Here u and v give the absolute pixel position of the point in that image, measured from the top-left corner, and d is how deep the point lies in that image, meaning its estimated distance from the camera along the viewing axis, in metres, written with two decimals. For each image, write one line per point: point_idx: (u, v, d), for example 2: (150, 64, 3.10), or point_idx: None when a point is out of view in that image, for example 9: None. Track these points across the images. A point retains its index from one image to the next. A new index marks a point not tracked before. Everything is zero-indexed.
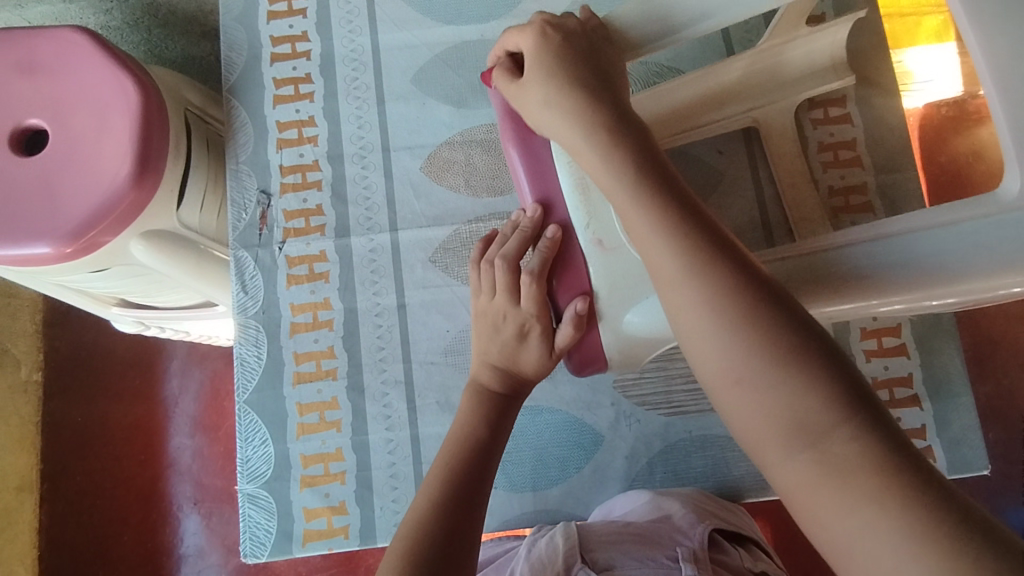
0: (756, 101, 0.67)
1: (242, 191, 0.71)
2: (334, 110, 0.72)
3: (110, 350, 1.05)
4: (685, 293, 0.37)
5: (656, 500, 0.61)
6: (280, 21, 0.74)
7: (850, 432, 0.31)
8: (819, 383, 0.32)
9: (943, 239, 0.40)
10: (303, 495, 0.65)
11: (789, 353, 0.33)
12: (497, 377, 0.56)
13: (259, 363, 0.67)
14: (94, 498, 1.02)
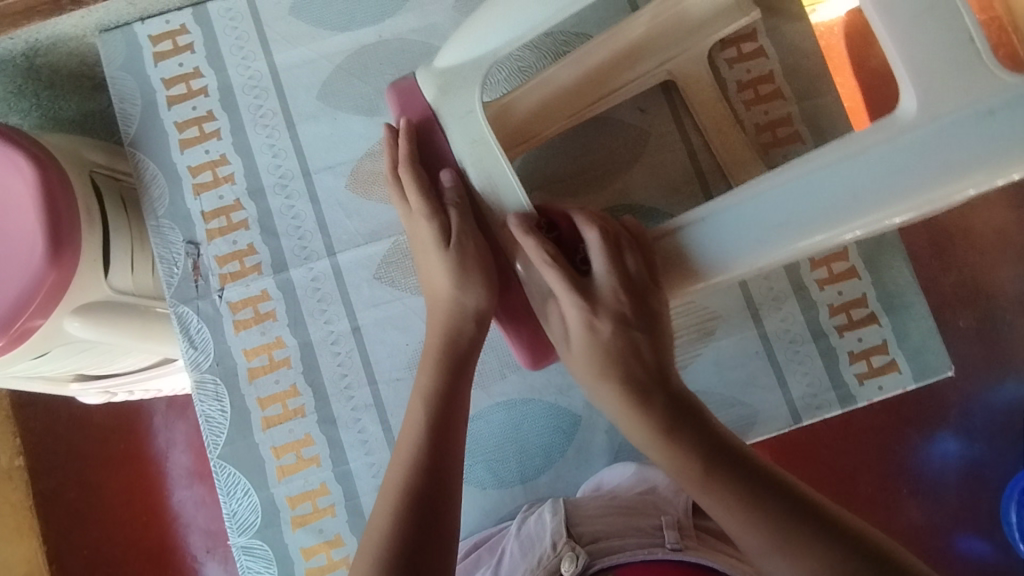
0: (667, 53, 0.66)
1: (167, 245, 0.68)
2: (244, 143, 0.70)
3: (86, 420, 1.03)
4: (631, 422, 0.51)
5: (641, 471, 0.63)
6: (168, 61, 0.71)
7: (725, 493, 0.46)
8: (713, 464, 0.47)
9: (849, 178, 0.46)
10: (297, 535, 0.65)
11: (699, 461, 0.47)
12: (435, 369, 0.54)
13: (225, 415, 0.66)
14: (107, 567, 1.01)
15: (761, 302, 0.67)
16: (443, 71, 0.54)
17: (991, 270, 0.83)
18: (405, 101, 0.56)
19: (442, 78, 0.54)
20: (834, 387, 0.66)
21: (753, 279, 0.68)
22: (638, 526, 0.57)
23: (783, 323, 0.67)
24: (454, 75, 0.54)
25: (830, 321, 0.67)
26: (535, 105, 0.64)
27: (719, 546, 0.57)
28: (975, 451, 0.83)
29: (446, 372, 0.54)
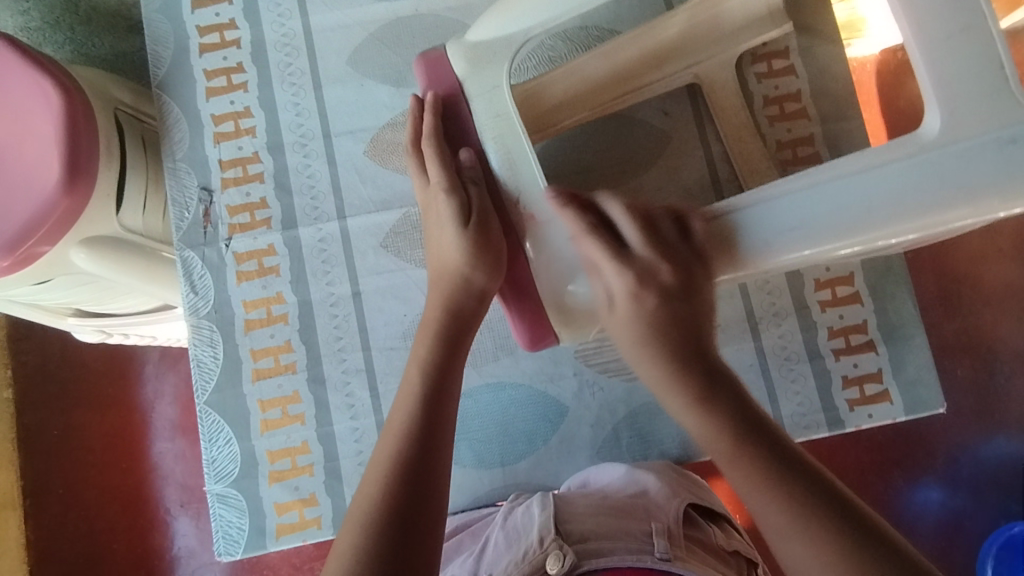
0: (697, 57, 0.66)
1: (182, 190, 0.69)
2: (270, 99, 0.70)
3: (79, 360, 1.03)
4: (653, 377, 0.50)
5: (633, 472, 0.62)
6: (205, 9, 0.72)
7: (757, 460, 0.45)
8: (740, 432, 0.46)
9: (864, 189, 0.46)
10: (273, 490, 0.65)
11: (733, 425, 0.47)
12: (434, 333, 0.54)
13: (216, 363, 0.67)
14: (80, 508, 1.01)
15: (761, 316, 0.67)
16: (474, 44, 0.54)
17: (994, 319, 0.83)
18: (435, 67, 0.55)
19: (471, 50, 0.54)
20: (823, 409, 0.66)
21: (755, 293, 0.68)
22: (627, 528, 0.55)
23: (781, 340, 0.67)
24: (484, 49, 0.54)
25: (827, 343, 0.67)
26: (559, 93, 0.65)
27: (708, 558, 0.55)
28: (958, 501, 0.82)
29: (442, 337, 0.53)
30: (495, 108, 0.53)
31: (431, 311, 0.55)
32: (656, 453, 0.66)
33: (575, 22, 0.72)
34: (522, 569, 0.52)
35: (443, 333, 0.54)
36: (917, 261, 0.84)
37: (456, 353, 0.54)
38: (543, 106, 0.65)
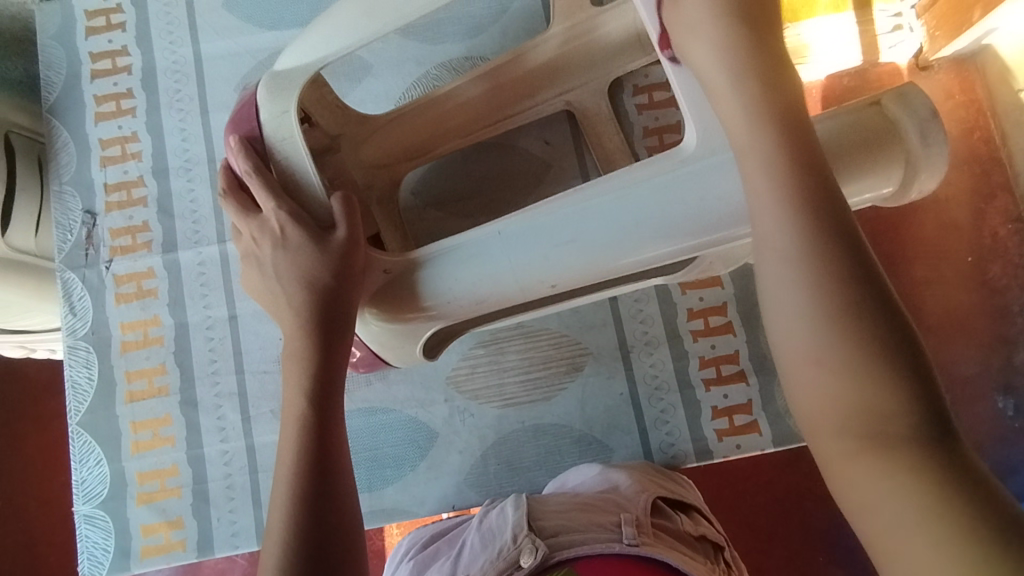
0: (568, 82, 0.67)
1: (66, 212, 0.70)
2: (157, 124, 0.72)
3: (20, 374, 1.04)
4: (792, 272, 0.36)
5: (606, 472, 0.62)
6: (98, 36, 0.73)
7: (875, 367, 0.33)
8: (848, 326, 0.34)
9: (631, 209, 0.48)
10: (139, 512, 0.65)
11: (841, 303, 0.35)
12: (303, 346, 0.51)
13: (91, 383, 0.67)
14: (13, 523, 1.01)
15: (633, 345, 0.68)
16: (276, 75, 0.53)
17: None
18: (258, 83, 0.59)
19: (273, 82, 0.53)
20: (691, 440, 0.66)
21: (629, 321, 0.68)
22: (599, 521, 0.55)
23: (651, 369, 0.67)
24: (285, 79, 0.53)
25: (698, 373, 0.67)
26: (427, 121, 0.66)
27: (677, 544, 0.55)
28: None
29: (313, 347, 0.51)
30: (281, 137, 0.53)
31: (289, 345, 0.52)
32: (524, 481, 0.66)
33: (461, 52, 0.73)
34: (498, 566, 0.52)
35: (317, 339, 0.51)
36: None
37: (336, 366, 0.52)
38: (410, 134, 0.66)
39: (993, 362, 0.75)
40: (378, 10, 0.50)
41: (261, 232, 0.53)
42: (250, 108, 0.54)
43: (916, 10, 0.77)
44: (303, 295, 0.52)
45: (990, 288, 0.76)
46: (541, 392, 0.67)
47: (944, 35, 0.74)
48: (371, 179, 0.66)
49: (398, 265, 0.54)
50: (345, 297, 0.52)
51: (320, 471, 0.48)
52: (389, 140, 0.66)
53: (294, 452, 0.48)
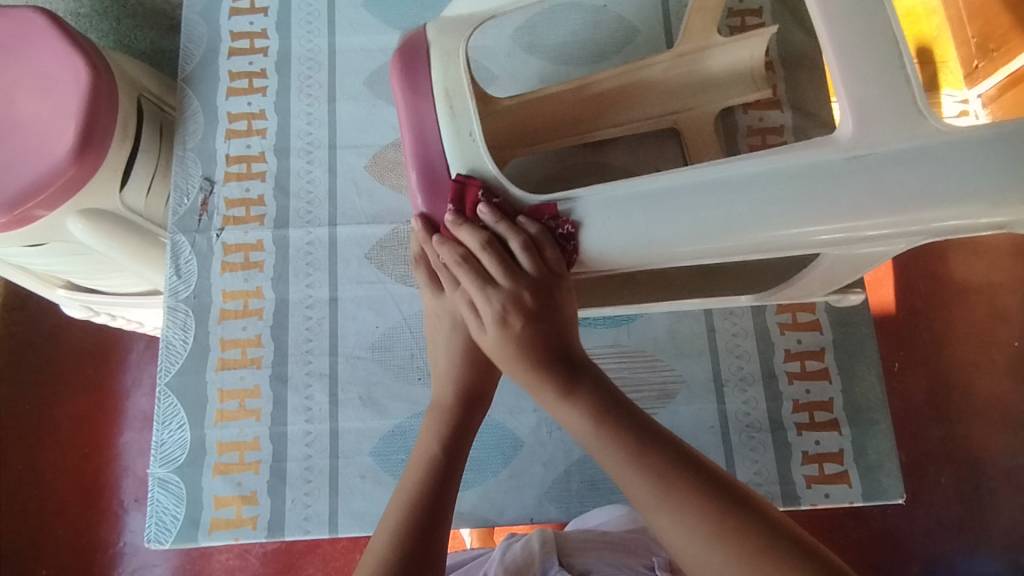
0: (674, 104, 0.72)
1: (185, 177, 0.71)
2: (285, 105, 0.74)
3: (67, 338, 1.03)
4: (629, 467, 0.42)
5: (633, 513, 0.62)
6: (241, 18, 0.76)
7: (744, 546, 0.38)
8: (708, 510, 0.39)
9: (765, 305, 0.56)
10: (214, 483, 0.64)
11: (673, 483, 0.41)
12: (454, 392, 0.52)
13: (185, 346, 0.67)
14: (34, 489, 0.98)
15: (728, 379, 0.68)
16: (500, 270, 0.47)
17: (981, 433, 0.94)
18: (410, 116, 0.47)
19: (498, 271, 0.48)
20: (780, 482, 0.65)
21: (725, 354, 0.68)
22: (631, 564, 0.57)
23: (744, 406, 0.67)
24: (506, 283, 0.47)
25: (791, 416, 0.67)
26: (539, 112, 0.70)
27: None
28: None
29: (462, 397, 0.52)
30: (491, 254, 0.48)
31: (442, 390, 0.53)
32: (605, 502, 0.65)
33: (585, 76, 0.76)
34: None
35: (467, 390, 0.52)
36: (908, 359, 0.96)
37: (473, 415, 0.52)
38: (529, 120, 0.70)
39: None
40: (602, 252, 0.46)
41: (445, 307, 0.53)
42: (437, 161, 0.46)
43: None
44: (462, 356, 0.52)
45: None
46: None
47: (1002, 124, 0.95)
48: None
49: None
50: (486, 383, 0.53)
51: (442, 476, 0.49)
52: (507, 123, 0.69)
53: (417, 469, 0.49)
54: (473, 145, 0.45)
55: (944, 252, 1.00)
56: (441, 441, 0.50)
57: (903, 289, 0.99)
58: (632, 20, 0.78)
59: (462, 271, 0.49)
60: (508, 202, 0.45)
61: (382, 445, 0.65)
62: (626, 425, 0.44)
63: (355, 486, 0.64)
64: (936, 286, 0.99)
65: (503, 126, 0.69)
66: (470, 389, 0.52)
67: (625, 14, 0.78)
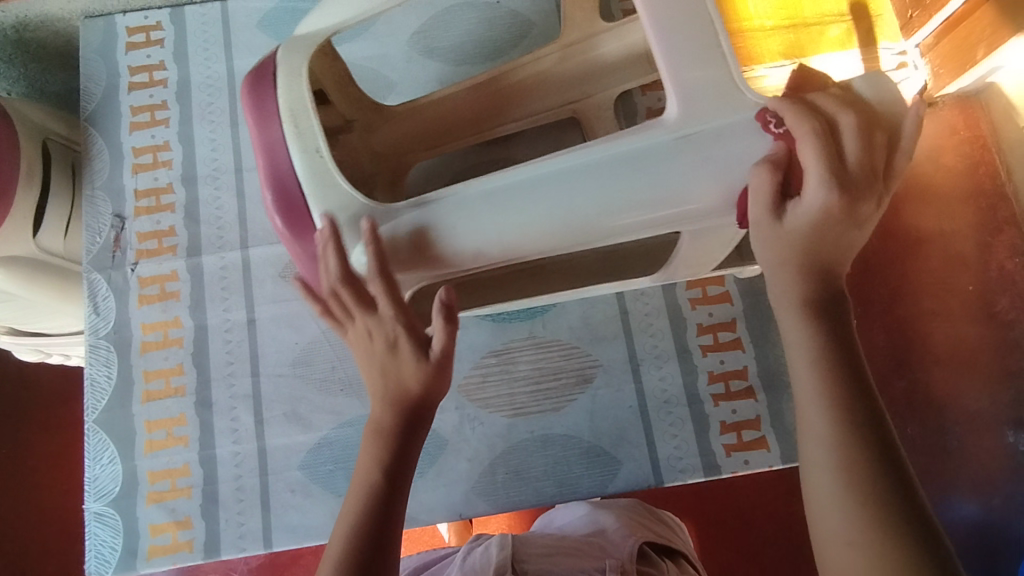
0: (573, 93, 0.70)
1: (97, 216, 0.73)
2: (188, 134, 0.75)
3: (32, 379, 1.04)
4: (815, 384, 0.44)
5: (593, 514, 0.65)
6: (138, 52, 0.77)
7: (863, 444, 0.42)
8: (856, 416, 0.43)
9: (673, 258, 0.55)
10: (149, 511, 0.66)
11: (854, 416, 0.43)
12: (392, 412, 0.48)
13: (109, 382, 0.69)
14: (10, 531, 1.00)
15: (643, 358, 0.69)
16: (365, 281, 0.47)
17: None
18: (258, 131, 0.48)
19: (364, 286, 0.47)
20: (700, 454, 0.67)
21: (639, 334, 0.69)
22: (582, 566, 0.58)
23: (661, 383, 0.68)
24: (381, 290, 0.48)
25: (706, 387, 0.68)
26: (432, 118, 0.69)
27: None
28: None
29: (399, 419, 0.49)
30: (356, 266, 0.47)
31: (379, 413, 0.49)
32: (531, 491, 0.67)
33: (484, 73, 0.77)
34: None
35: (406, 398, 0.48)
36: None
37: (415, 434, 0.50)
38: (426, 124, 0.69)
39: None
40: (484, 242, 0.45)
41: (372, 326, 0.47)
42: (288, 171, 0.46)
43: None
44: (390, 375, 0.48)
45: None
46: (551, 402, 0.68)
47: None
48: (377, 166, 0.68)
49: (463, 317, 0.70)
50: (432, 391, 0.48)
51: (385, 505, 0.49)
52: (404, 129, 0.69)
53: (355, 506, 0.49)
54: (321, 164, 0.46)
55: None
56: (381, 467, 0.49)
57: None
58: (525, 13, 0.77)
59: (349, 289, 0.46)
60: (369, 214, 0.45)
61: (309, 458, 0.67)
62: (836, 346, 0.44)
63: (287, 500, 0.66)
64: None
65: (402, 133, 0.68)
66: (414, 396, 0.48)
67: (519, 8, 0.77)
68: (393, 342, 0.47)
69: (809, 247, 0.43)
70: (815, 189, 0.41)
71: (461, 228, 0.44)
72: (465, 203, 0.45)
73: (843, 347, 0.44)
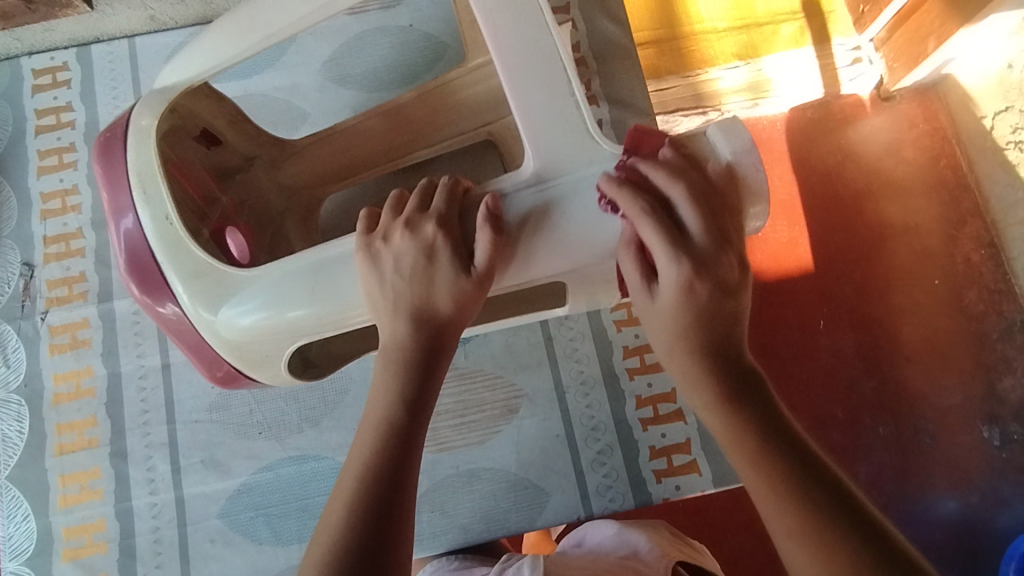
0: (486, 115, 0.66)
1: (5, 265, 0.71)
2: (97, 176, 0.73)
3: None
4: (698, 388, 0.42)
5: (624, 531, 0.58)
6: (44, 93, 0.75)
7: (753, 435, 0.41)
8: (754, 427, 0.41)
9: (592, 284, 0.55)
10: (65, 569, 0.64)
11: (743, 417, 0.41)
12: (410, 327, 0.44)
13: (21, 437, 0.67)
14: None
15: (569, 386, 0.67)
16: (235, 344, 0.48)
17: (919, 378, 0.83)
18: (108, 197, 0.50)
19: (235, 348, 0.49)
20: (629, 481, 0.65)
21: (564, 361, 0.68)
22: None
23: (587, 410, 0.66)
24: (252, 350, 0.49)
25: (635, 412, 0.66)
26: (340, 151, 0.66)
27: None
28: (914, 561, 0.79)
29: (421, 339, 0.44)
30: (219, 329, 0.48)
31: (396, 327, 0.44)
32: (457, 528, 0.65)
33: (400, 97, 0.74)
34: None
35: (432, 316, 0.44)
36: (833, 315, 0.85)
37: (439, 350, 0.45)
38: (337, 155, 0.66)
39: (973, 391, 0.82)
40: (337, 306, 0.46)
41: (418, 249, 0.44)
42: (140, 244, 0.49)
43: (873, 44, 0.89)
44: (414, 300, 0.44)
45: (967, 314, 0.84)
46: (475, 435, 0.66)
47: (902, 67, 0.85)
48: (288, 202, 0.65)
49: None
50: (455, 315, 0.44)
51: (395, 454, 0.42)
52: (313, 162, 0.66)
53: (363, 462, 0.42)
54: (170, 228, 0.48)
55: (863, 196, 0.88)
56: (399, 402, 0.43)
57: (817, 244, 0.87)
58: (440, 35, 0.75)
59: (393, 229, 0.45)
60: (221, 276, 0.47)
61: (229, 506, 0.65)
62: (712, 367, 0.42)
63: (206, 551, 0.64)
64: (853, 239, 0.87)
65: (310, 167, 0.66)
66: (433, 328, 0.44)
67: (432, 31, 0.75)
68: (428, 276, 0.44)
69: (700, 321, 0.42)
70: (667, 265, 0.42)
71: (310, 294, 0.45)
72: (306, 272, 0.46)
73: (715, 354, 0.42)
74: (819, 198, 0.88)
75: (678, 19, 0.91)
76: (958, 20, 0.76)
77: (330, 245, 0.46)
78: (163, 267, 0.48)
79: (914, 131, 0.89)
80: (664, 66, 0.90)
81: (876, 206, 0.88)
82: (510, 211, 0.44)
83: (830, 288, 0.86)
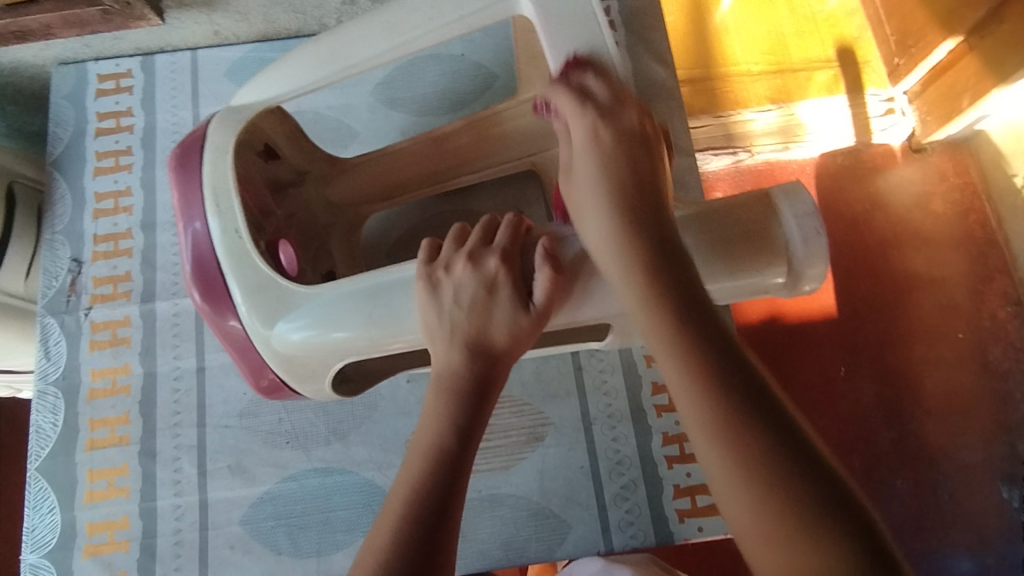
0: (531, 146, 0.68)
1: (54, 260, 0.73)
2: (151, 180, 0.75)
3: None
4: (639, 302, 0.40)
5: (613, 571, 0.62)
6: (106, 98, 0.78)
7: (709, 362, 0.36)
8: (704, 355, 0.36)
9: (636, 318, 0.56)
10: (85, 564, 0.64)
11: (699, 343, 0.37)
12: (464, 355, 0.45)
13: (54, 429, 0.68)
14: None
15: (596, 418, 0.67)
16: (287, 360, 0.50)
17: (941, 433, 0.82)
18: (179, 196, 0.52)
19: (286, 364, 0.50)
20: (651, 519, 0.64)
21: (593, 393, 0.68)
22: None
23: (613, 444, 0.66)
24: (300, 364, 0.50)
25: (661, 449, 0.66)
26: (386, 170, 0.67)
27: None
28: None
29: (474, 370, 0.45)
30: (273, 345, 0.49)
31: (451, 356, 0.45)
32: (476, 553, 0.64)
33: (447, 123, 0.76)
34: None
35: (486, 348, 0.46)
36: (857, 363, 0.85)
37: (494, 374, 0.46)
38: (384, 175, 0.68)
39: (997, 450, 0.81)
40: (391, 330, 0.47)
41: (478, 282, 0.45)
42: (209, 253, 0.50)
43: (907, 96, 0.90)
44: (472, 330, 0.45)
45: (992, 371, 0.84)
46: (500, 461, 0.66)
47: (935, 120, 0.86)
48: (333, 217, 0.67)
49: (417, 372, 0.69)
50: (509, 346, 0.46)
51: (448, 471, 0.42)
52: (362, 179, 0.67)
53: (412, 482, 0.42)
54: (238, 242, 0.50)
55: (893, 245, 0.88)
56: (449, 428, 0.44)
57: (845, 290, 0.87)
58: (489, 66, 0.78)
59: (455, 261, 0.46)
60: (281, 292, 0.49)
61: (251, 513, 0.65)
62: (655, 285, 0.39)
63: (225, 557, 0.64)
64: (879, 288, 0.87)
65: (356, 185, 0.67)
66: (491, 355, 0.46)
67: (482, 61, 0.78)
68: (486, 309, 0.45)
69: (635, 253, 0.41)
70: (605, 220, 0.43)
71: (366, 317, 0.47)
72: (364, 295, 0.47)
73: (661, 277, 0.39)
74: (849, 245, 0.89)
75: (715, 60, 0.91)
76: (993, 80, 0.77)
77: (390, 271, 0.47)
78: (226, 277, 0.50)
79: (945, 185, 0.89)
80: (697, 105, 0.90)
81: (906, 257, 0.88)
82: (567, 250, 0.46)
83: (857, 334, 0.86)
